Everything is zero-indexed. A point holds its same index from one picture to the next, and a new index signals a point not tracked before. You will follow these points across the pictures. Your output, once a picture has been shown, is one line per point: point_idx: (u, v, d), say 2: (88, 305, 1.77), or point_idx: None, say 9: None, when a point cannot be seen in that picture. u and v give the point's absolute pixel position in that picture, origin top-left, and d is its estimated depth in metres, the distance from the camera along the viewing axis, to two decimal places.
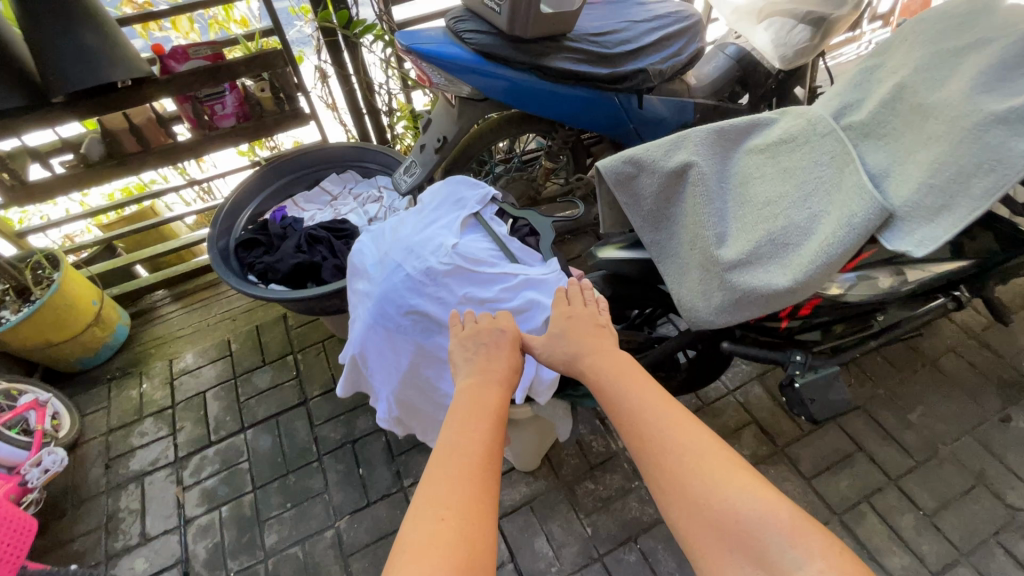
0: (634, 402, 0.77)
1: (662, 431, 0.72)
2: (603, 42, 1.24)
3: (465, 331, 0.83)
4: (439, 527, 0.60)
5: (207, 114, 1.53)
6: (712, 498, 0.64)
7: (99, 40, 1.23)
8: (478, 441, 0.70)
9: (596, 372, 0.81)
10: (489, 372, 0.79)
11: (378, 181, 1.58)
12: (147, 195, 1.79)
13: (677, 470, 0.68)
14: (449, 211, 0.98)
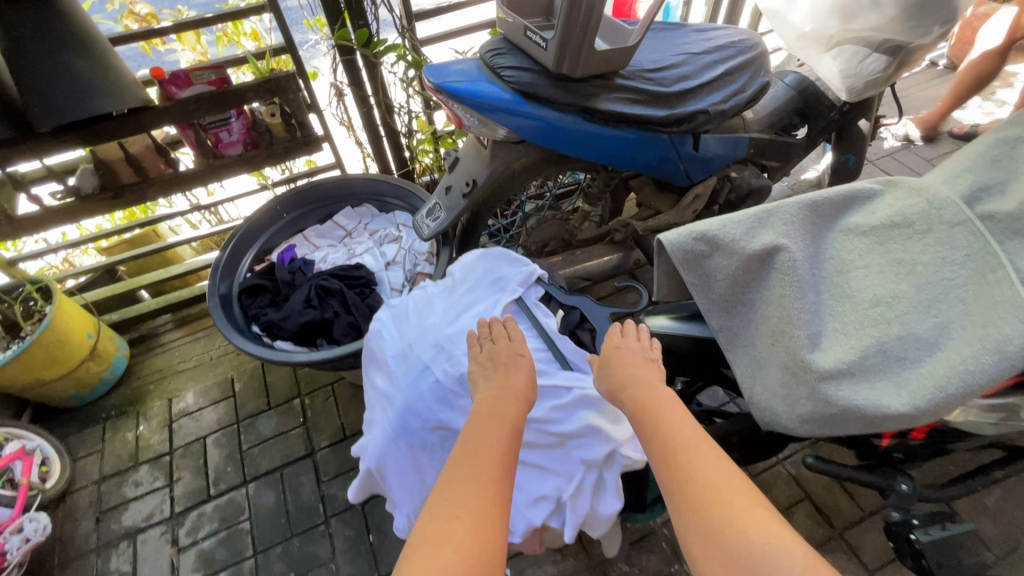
0: (668, 420, 0.70)
1: (693, 454, 0.65)
2: (660, 79, 1.09)
3: (481, 356, 0.78)
4: (441, 533, 0.56)
5: (211, 141, 1.39)
6: (735, 535, 0.57)
7: (90, 66, 1.10)
8: (495, 445, 0.65)
9: (637, 398, 0.73)
10: (507, 385, 0.73)
11: (396, 219, 1.45)
12: (148, 221, 1.66)
13: (702, 498, 0.61)
14: (480, 290, 0.93)
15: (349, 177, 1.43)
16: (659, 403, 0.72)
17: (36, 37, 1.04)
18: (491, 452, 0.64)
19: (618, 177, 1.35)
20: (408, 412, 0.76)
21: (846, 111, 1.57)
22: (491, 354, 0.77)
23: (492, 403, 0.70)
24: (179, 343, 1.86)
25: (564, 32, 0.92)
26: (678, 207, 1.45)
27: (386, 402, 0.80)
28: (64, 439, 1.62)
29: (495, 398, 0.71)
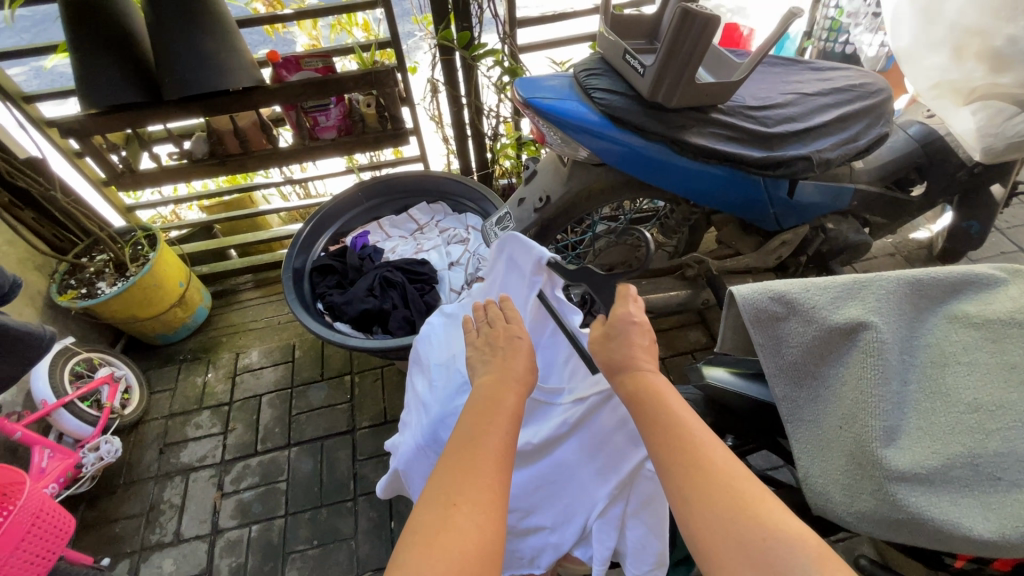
0: (656, 405, 0.69)
1: (694, 446, 0.64)
2: (762, 118, 1.03)
3: (479, 339, 0.83)
4: (445, 522, 0.58)
5: (310, 123, 1.48)
6: (739, 523, 0.56)
7: (217, 46, 1.21)
8: (494, 430, 0.68)
9: (633, 387, 0.73)
10: (507, 371, 0.75)
11: (467, 220, 1.48)
12: (246, 188, 1.80)
13: (701, 485, 0.60)
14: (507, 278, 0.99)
15: (430, 175, 1.48)
16: (650, 389, 0.71)
17: (179, 20, 1.17)
18: (490, 439, 0.66)
19: (699, 213, 1.29)
20: (441, 418, 0.77)
21: (977, 172, 1.39)
22: (488, 340, 0.81)
23: (492, 392, 0.72)
24: (255, 303, 2.00)
25: (665, 60, 0.88)
26: (761, 250, 1.38)
27: (422, 408, 0.82)
28: (147, 372, 1.80)
29: (495, 384, 0.73)
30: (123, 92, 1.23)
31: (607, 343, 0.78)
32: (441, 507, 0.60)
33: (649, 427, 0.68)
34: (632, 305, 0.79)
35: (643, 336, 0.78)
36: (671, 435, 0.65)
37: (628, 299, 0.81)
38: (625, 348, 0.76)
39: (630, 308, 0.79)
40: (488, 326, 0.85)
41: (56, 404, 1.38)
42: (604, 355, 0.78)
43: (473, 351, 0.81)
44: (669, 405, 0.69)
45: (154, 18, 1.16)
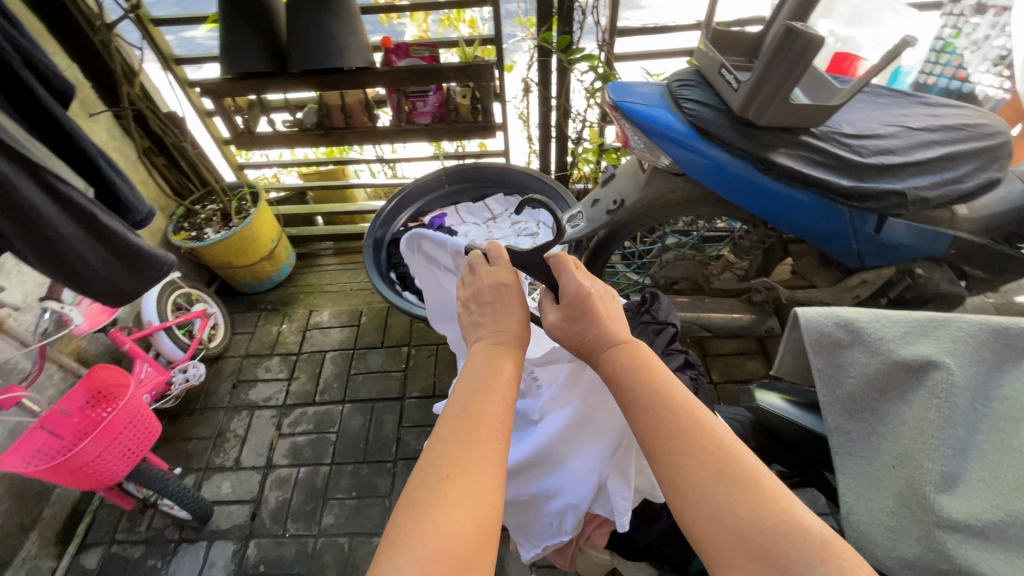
0: (635, 385, 0.65)
1: (686, 432, 0.58)
2: (856, 147, 1.00)
3: (465, 293, 0.82)
4: (437, 498, 0.54)
5: (408, 107, 1.59)
6: (736, 513, 0.52)
7: (340, 28, 1.34)
8: (482, 398, 0.64)
9: (620, 362, 0.68)
10: (501, 337, 0.74)
11: (540, 216, 1.54)
12: (341, 161, 1.95)
13: (695, 472, 0.55)
14: (431, 265, 1.07)
15: (510, 169, 1.55)
16: (626, 369, 0.67)
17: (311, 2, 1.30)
18: (478, 407, 0.63)
19: (776, 237, 1.27)
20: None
21: None
22: (474, 291, 0.80)
23: (481, 363, 0.69)
24: (333, 268, 2.17)
25: (762, 77, 0.88)
26: (837, 286, 1.33)
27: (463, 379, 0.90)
28: (232, 314, 2.00)
29: (484, 353, 0.71)
30: (256, 62, 1.39)
31: (570, 322, 0.74)
32: (434, 480, 0.57)
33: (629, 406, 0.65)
34: (577, 274, 0.75)
35: (602, 301, 0.74)
36: (650, 416, 0.61)
37: (564, 267, 0.76)
38: (588, 329, 0.72)
39: (570, 274, 0.75)
40: (464, 286, 0.82)
41: (158, 326, 1.58)
42: (570, 336, 0.74)
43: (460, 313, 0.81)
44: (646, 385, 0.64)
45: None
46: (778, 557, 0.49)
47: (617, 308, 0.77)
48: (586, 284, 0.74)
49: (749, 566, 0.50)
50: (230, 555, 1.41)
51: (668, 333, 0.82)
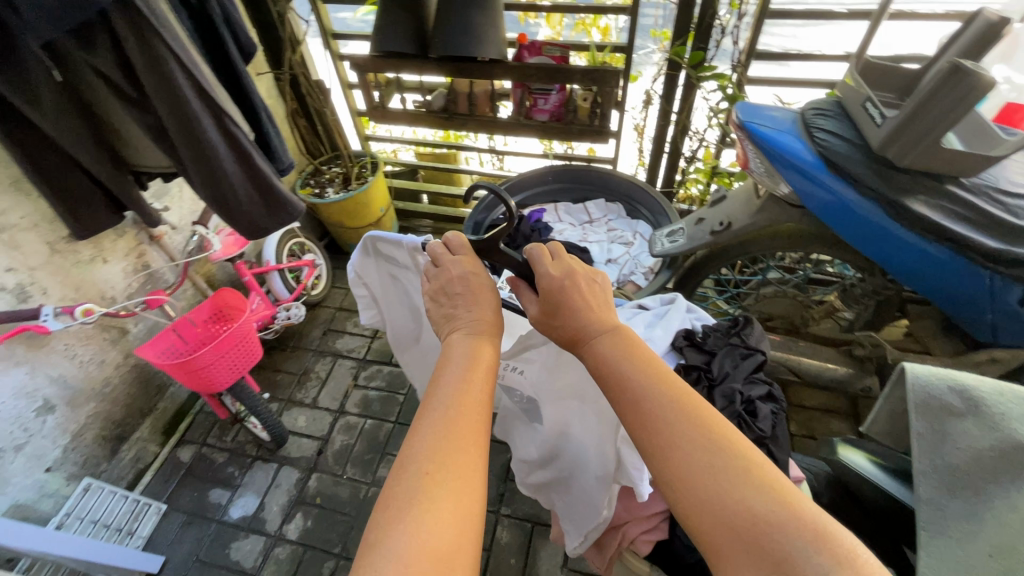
0: (618, 373, 0.64)
1: (663, 424, 0.58)
2: (1011, 207, 0.90)
3: (432, 288, 0.81)
4: (417, 495, 0.55)
5: (529, 103, 1.64)
6: (726, 499, 0.51)
7: (483, 20, 1.42)
8: (456, 389, 0.65)
9: (600, 349, 0.68)
10: (479, 325, 0.75)
11: (637, 227, 1.53)
12: (456, 145, 2.07)
13: (678, 462, 0.55)
14: (388, 271, 0.99)
15: (617, 176, 1.55)
16: (604, 360, 0.66)
17: None
18: (453, 399, 0.63)
19: (894, 291, 1.16)
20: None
21: None
22: (443, 284, 0.79)
23: (456, 358, 0.70)
24: None
25: (912, 115, 0.82)
26: (958, 358, 1.19)
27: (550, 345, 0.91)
28: (335, 270, 2.19)
29: (458, 342, 0.72)
30: (404, 44, 1.52)
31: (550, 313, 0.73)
32: (419, 474, 0.56)
33: (614, 395, 0.64)
34: (549, 268, 0.74)
35: (579, 288, 0.74)
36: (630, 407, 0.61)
37: (536, 259, 0.76)
38: (565, 315, 0.72)
39: (543, 266, 0.75)
40: (430, 281, 0.82)
41: (273, 267, 1.76)
42: (553, 326, 0.74)
43: (430, 307, 0.80)
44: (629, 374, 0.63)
45: None
46: (774, 549, 0.48)
47: (600, 293, 0.76)
48: (561, 274, 0.74)
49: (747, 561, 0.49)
50: (294, 481, 1.55)
51: (756, 360, 0.77)
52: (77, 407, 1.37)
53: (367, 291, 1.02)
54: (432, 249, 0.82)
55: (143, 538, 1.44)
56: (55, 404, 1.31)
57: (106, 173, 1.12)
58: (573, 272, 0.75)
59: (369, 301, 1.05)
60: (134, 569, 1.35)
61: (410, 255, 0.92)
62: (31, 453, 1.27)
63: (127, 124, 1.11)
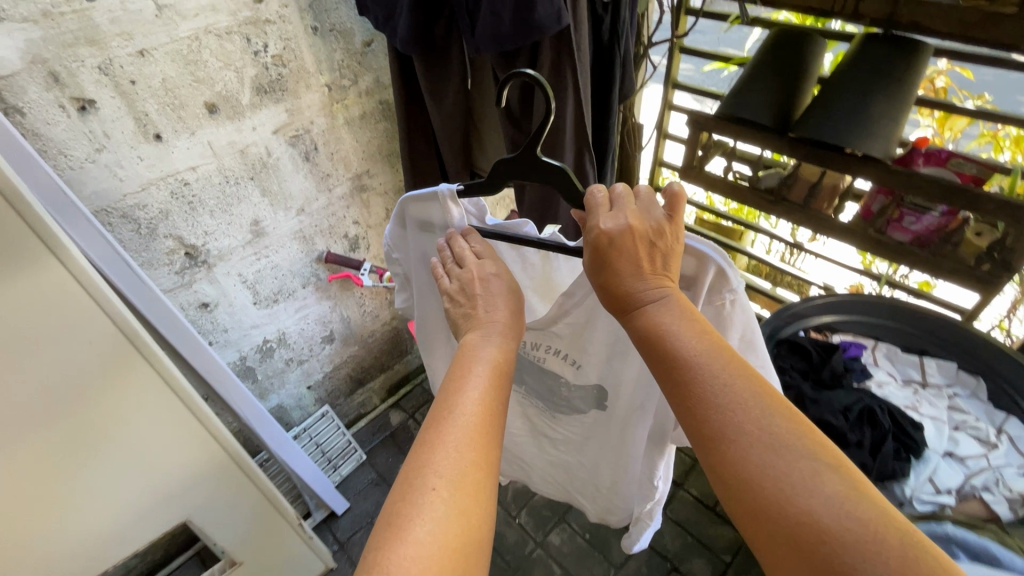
0: (667, 345, 0.58)
1: (718, 423, 0.54)
2: None
3: (453, 286, 0.75)
4: (425, 514, 0.51)
5: (890, 217, 1.32)
6: (793, 520, 0.48)
7: (882, 109, 1.17)
8: (474, 392, 0.62)
9: (642, 319, 0.61)
10: (501, 320, 0.72)
11: (1001, 424, 1.11)
12: (752, 226, 1.84)
13: (735, 470, 0.52)
14: (423, 242, 0.84)
15: (988, 338, 1.14)
16: (657, 328, 0.59)
17: (865, 81, 1.17)
18: (468, 408, 0.60)
19: None
20: None
21: None
22: (464, 285, 0.74)
23: (476, 349, 0.67)
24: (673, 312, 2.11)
25: None
26: None
27: None
28: None
29: (474, 340, 0.68)
30: (759, 113, 1.36)
31: (599, 273, 0.63)
32: (427, 492, 0.53)
33: (665, 378, 0.59)
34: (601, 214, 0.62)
35: (634, 245, 0.61)
36: (681, 383, 0.57)
37: (595, 203, 0.62)
38: (615, 277, 0.62)
39: (595, 215, 0.61)
40: (450, 279, 0.75)
41: None
42: (601, 286, 0.64)
43: (449, 309, 0.75)
44: (680, 340, 0.58)
45: (845, 70, 1.20)
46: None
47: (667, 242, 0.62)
48: (612, 223, 0.60)
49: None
50: None
51: None
52: (346, 346, 1.55)
53: (403, 266, 0.89)
54: (459, 249, 0.74)
55: (341, 477, 1.58)
56: (335, 337, 1.50)
57: (455, 167, 1.22)
58: (629, 225, 0.61)
59: (403, 279, 0.92)
60: (327, 504, 1.49)
61: (444, 210, 0.76)
62: (305, 369, 1.48)
63: (491, 132, 1.19)
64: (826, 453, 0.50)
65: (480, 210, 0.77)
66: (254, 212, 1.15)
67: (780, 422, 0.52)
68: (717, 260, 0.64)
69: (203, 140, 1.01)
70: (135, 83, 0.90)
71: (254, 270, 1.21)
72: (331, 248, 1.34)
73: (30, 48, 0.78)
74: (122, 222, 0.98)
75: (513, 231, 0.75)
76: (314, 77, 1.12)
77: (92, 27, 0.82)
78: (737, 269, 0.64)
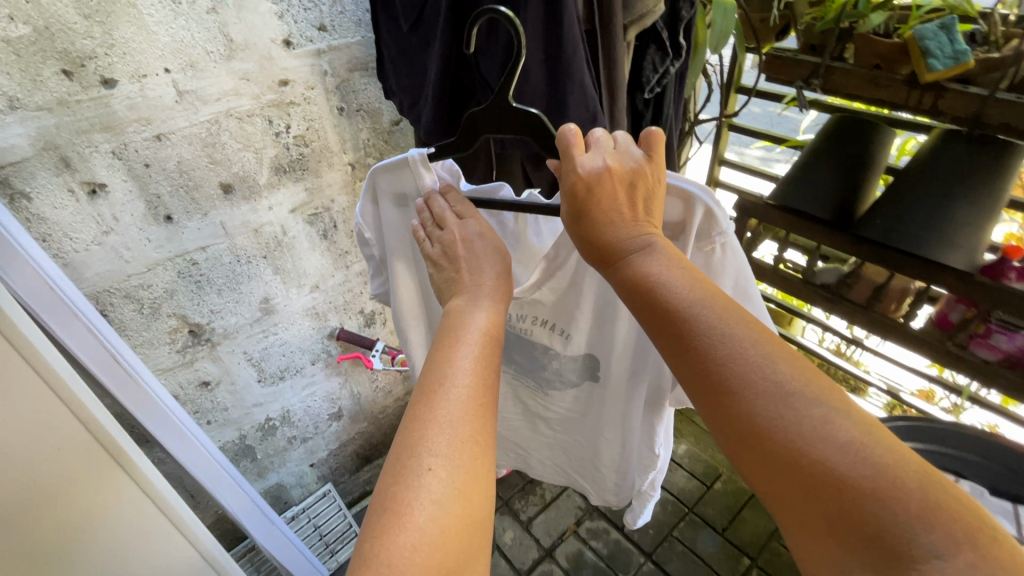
0: (656, 293, 0.54)
1: (716, 375, 0.48)
2: None
3: (435, 251, 0.70)
4: (426, 496, 0.46)
5: (971, 330, 1.14)
6: (800, 471, 0.43)
7: (966, 216, 1.03)
8: (468, 363, 0.57)
9: (630, 263, 0.56)
10: (485, 281, 0.67)
11: None
12: (803, 315, 1.66)
13: (743, 427, 0.46)
14: (396, 222, 0.79)
15: None
16: (648, 276, 0.55)
17: (936, 188, 1.05)
18: (464, 378, 0.55)
19: None
20: None
21: None
22: (447, 249, 0.69)
23: (465, 314, 0.62)
24: None
25: None
26: None
27: None
28: None
29: (463, 308, 0.63)
30: (813, 205, 1.24)
31: (581, 221, 0.60)
32: (420, 468, 0.48)
33: (656, 330, 0.54)
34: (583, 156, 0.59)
35: (614, 187, 0.58)
36: (676, 337, 0.52)
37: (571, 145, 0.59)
38: (600, 221, 0.58)
39: (572, 158, 0.58)
40: (431, 244, 0.70)
41: None
42: (583, 238, 0.61)
43: (433, 274, 0.71)
44: (670, 285, 0.54)
45: (917, 167, 1.08)
46: (873, 526, 0.39)
47: (647, 184, 0.60)
48: (589, 165, 0.58)
49: (841, 539, 0.41)
50: None
51: None
52: (354, 423, 1.46)
53: (377, 249, 0.84)
54: (438, 210, 0.70)
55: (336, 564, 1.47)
56: (342, 414, 1.42)
57: None
58: (608, 167, 0.59)
59: (378, 264, 0.87)
60: None
61: (416, 177, 0.73)
62: (309, 447, 1.39)
63: None
64: (830, 393, 0.46)
65: (453, 174, 0.74)
66: (265, 289, 1.10)
67: (780, 363, 0.47)
68: (703, 198, 0.62)
69: (215, 221, 0.97)
70: (149, 167, 0.87)
71: (260, 348, 1.15)
72: (344, 325, 1.28)
73: (41, 135, 0.76)
74: (124, 302, 0.93)
75: (492, 196, 0.71)
76: (338, 157, 1.08)
77: (109, 113, 0.80)
78: (724, 209, 0.62)
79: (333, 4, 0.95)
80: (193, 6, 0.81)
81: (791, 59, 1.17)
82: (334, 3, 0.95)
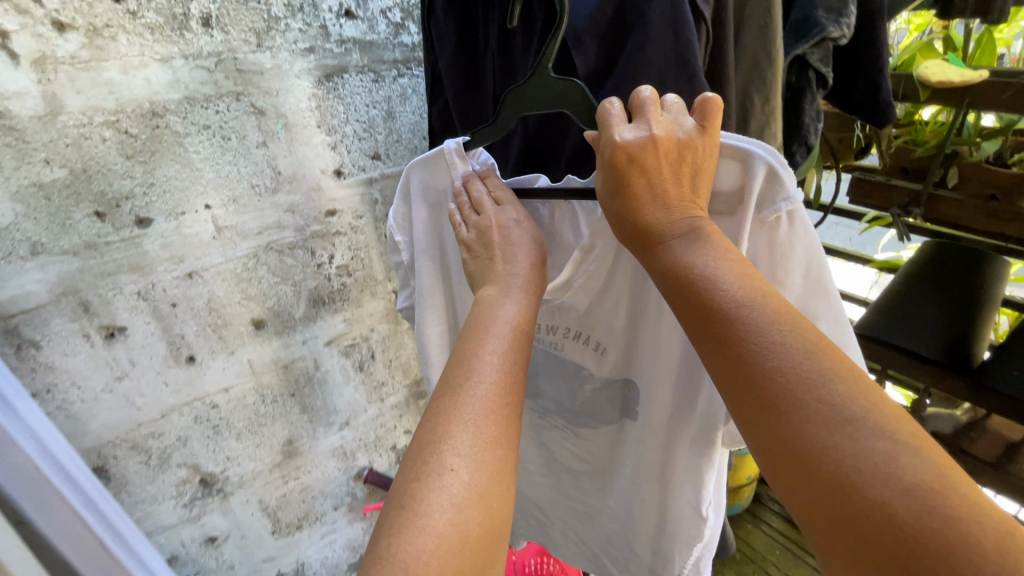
0: (701, 279, 0.46)
1: (773, 383, 0.40)
2: None
3: (470, 235, 0.63)
4: (446, 500, 0.41)
5: None
6: (854, 511, 0.35)
7: None
8: (494, 356, 0.52)
9: (671, 245, 0.49)
10: (513, 271, 0.61)
11: None
12: None
13: (795, 451, 0.38)
14: (430, 223, 0.71)
15: None
16: (688, 264, 0.47)
17: None
18: (488, 369, 0.50)
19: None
20: None
21: None
22: (481, 237, 0.62)
23: (496, 305, 0.57)
24: (779, 538, 1.64)
25: None
26: None
27: None
28: None
29: (492, 300, 0.57)
30: (917, 346, 1.05)
31: (618, 194, 0.51)
32: (440, 471, 0.43)
33: (696, 320, 0.46)
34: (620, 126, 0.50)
35: (657, 159, 0.49)
36: (721, 332, 0.44)
37: (611, 117, 0.51)
38: (639, 202, 0.51)
39: (611, 129, 0.50)
40: (466, 232, 0.63)
41: None
42: (614, 213, 0.52)
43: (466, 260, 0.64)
44: (716, 278, 0.45)
45: None
46: None
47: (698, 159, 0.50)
48: (632, 135, 0.49)
49: None
50: None
51: None
52: None
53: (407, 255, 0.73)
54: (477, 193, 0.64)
55: None
56: None
57: None
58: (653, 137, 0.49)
59: (405, 273, 0.77)
60: None
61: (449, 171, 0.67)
62: None
63: None
64: (909, 425, 0.37)
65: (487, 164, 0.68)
66: (289, 430, 0.97)
67: (840, 385, 0.39)
68: (764, 156, 0.49)
69: (242, 359, 0.87)
70: (175, 306, 0.78)
71: (278, 496, 1.00)
72: (373, 463, 1.13)
73: (63, 280, 0.68)
74: (131, 454, 0.81)
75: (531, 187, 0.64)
76: (382, 285, 0.98)
77: (139, 254, 0.72)
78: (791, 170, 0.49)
79: (389, 132, 0.89)
80: (241, 141, 0.76)
81: (884, 182, 1.05)
82: (390, 131, 0.90)
